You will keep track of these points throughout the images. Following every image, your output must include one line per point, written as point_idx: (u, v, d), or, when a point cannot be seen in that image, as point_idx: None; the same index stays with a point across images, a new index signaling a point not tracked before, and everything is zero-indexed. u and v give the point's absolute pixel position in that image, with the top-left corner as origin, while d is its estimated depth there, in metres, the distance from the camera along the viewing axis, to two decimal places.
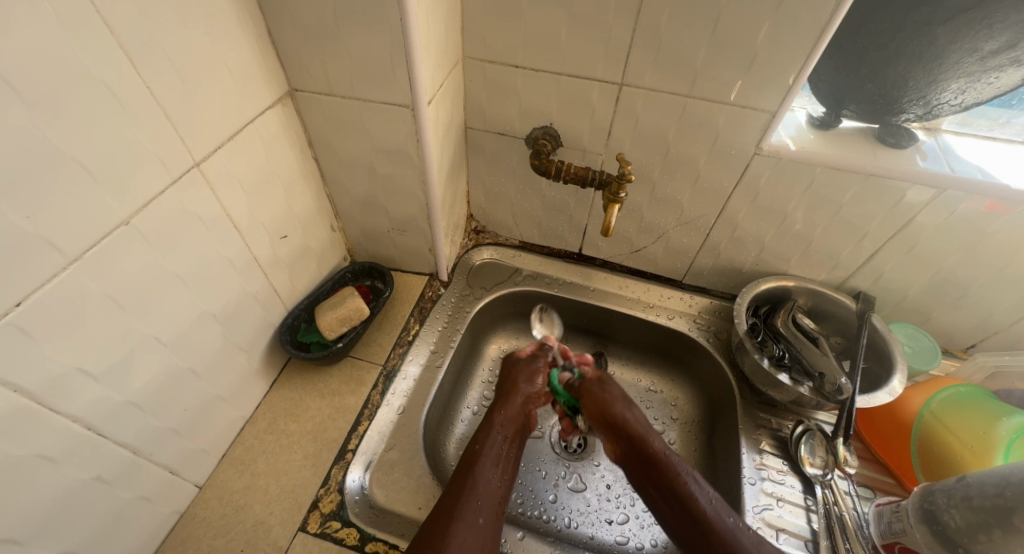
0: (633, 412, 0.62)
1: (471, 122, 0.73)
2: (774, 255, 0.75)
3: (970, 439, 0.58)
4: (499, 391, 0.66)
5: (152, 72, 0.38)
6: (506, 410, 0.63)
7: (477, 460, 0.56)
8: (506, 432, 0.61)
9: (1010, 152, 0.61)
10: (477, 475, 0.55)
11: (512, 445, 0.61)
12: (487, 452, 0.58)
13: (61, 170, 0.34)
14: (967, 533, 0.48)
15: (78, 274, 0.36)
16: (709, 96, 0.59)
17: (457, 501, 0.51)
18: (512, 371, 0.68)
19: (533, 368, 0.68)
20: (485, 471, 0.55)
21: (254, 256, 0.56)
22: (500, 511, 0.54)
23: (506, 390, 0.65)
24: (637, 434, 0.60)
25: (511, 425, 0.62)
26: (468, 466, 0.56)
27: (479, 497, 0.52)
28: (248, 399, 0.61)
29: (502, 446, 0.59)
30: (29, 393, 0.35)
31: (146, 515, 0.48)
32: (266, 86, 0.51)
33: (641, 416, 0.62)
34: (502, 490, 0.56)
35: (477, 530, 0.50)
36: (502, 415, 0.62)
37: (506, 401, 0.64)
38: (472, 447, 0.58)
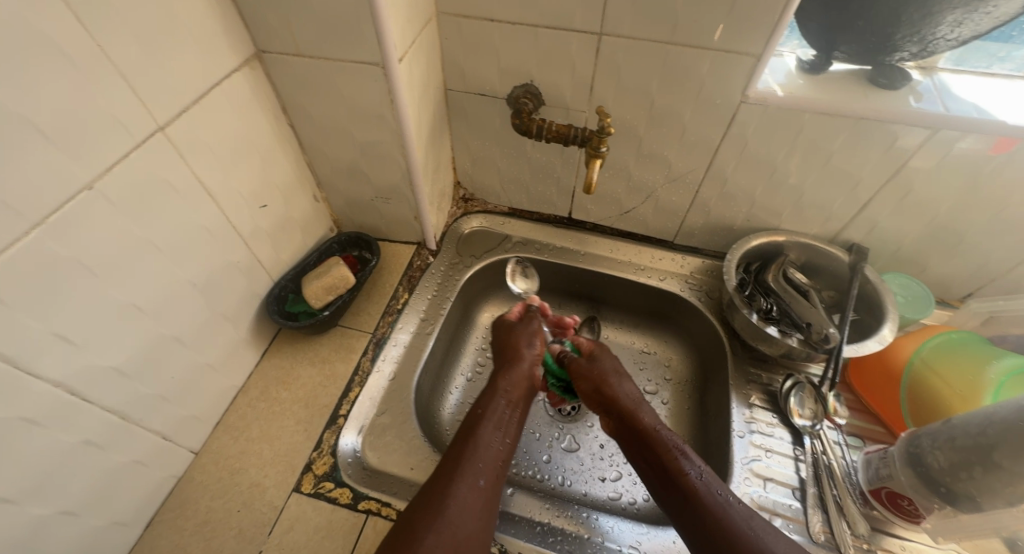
0: (620, 384, 0.63)
1: (451, 84, 0.71)
2: (765, 210, 0.73)
3: (960, 384, 0.58)
4: (503, 356, 0.66)
5: (104, 30, 0.37)
6: (510, 376, 0.63)
7: (479, 424, 0.56)
8: (510, 397, 0.61)
9: (1009, 88, 0.58)
10: (477, 437, 0.54)
11: (516, 410, 0.60)
12: (490, 415, 0.57)
13: (13, 131, 0.33)
14: (947, 472, 0.48)
15: (43, 238, 0.36)
16: (691, 42, 0.56)
17: (458, 463, 0.51)
18: (515, 336, 0.68)
19: (532, 332, 0.69)
20: (486, 435, 0.55)
21: (233, 226, 0.56)
22: (501, 473, 0.53)
23: (511, 356, 0.66)
24: (628, 405, 0.61)
25: (514, 391, 0.62)
26: (468, 431, 0.55)
27: (479, 459, 0.52)
28: (238, 368, 0.61)
29: (506, 412, 0.59)
30: (5, 356, 0.35)
31: (142, 479, 0.49)
32: (230, 48, 0.50)
33: (631, 388, 0.63)
34: (505, 452, 0.55)
35: (477, 490, 0.49)
36: (506, 382, 0.62)
37: (511, 367, 0.64)
38: (475, 412, 0.58)
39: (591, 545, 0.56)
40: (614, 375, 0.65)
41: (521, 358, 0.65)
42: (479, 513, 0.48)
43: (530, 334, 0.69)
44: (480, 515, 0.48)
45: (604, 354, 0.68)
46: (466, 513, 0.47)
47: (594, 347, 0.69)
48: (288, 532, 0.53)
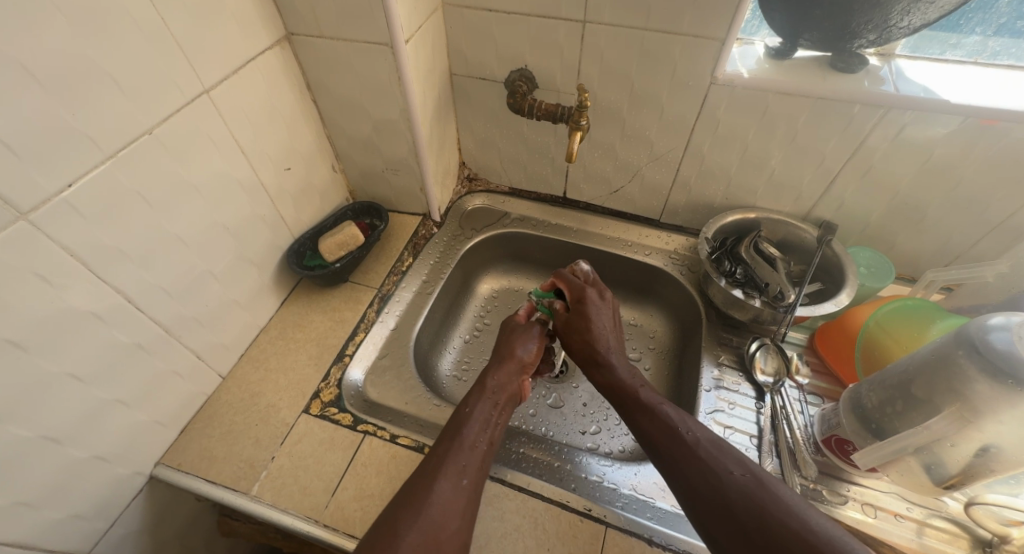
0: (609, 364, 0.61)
1: (455, 69, 0.79)
2: (741, 188, 0.79)
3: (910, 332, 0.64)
4: (496, 357, 0.66)
5: (168, 7, 0.47)
6: (499, 376, 0.62)
7: (464, 423, 0.55)
8: (497, 400, 0.59)
9: (960, 72, 0.63)
10: (461, 435, 0.54)
11: (503, 410, 0.59)
12: (475, 414, 0.56)
13: (98, 80, 0.43)
14: (878, 409, 0.55)
15: (114, 168, 0.45)
16: (663, 29, 0.64)
17: (441, 460, 0.51)
18: (511, 340, 0.69)
19: (529, 336, 0.69)
20: (471, 434, 0.54)
21: (262, 182, 0.65)
22: (484, 471, 0.52)
23: (503, 357, 0.66)
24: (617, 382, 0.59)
25: (501, 393, 0.61)
26: (454, 428, 0.54)
27: (462, 457, 0.51)
28: (261, 310, 0.71)
29: (491, 413, 0.58)
30: (82, 259, 0.45)
31: (179, 387, 0.59)
32: (264, 30, 0.60)
33: (626, 365, 0.61)
34: (489, 450, 0.54)
35: (459, 489, 0.49)
36: (494, 383, 0.61)
37: (500, 369, 0.63)
38: (461, 410, 0.57)
39: (559, 471, 0.63)
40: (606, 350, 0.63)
41: (516, 358, 0.66)
42: (461, 511, 0.47)
43: (522, 334, 0.69)
44: (463, 513, 0.48)
45: (576, 271, 0.73)
46: (447, 508, 0.47)
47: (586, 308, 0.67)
48: (297, 444, 0.61)
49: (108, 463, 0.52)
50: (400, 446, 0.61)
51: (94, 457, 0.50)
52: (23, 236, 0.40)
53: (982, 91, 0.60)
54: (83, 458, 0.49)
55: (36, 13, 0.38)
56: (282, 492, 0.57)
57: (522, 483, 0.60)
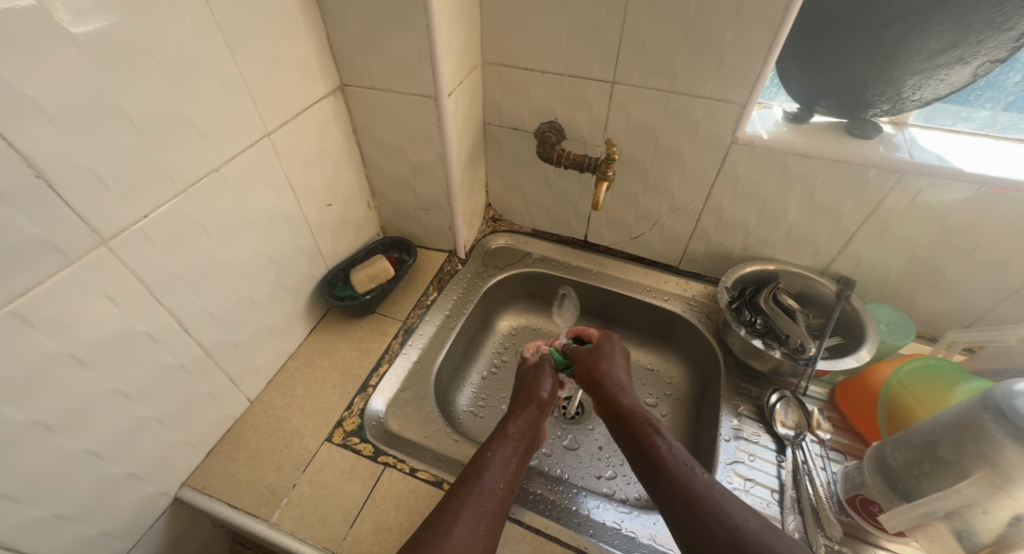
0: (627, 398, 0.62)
1: (488, 118, 0.85)
2: (759, 241, 0.81)
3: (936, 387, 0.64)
4: (517, 403, 0.67)
5: (244, 61, 0.53)
6: (521, 421, 0.63)
7: (484, 467, 0.55)
8: (517, 445, 0.60)
9: (971, 143, 0.67)
10: (482, 479, 0.54)
11: (522, 457, 0.59)
12: (495, 458, 0.57)
13: (181, 124, 0.47)
14: (904, 469, 0.54)
15: (184, 200, 0.50)
16: (686, 92, 0.69)
17: (461, 502, 0.51)
18: (528, 384, 0.70)
19: (542, 376, 0.70)
20: (490, 478, 0.54)
21: (305, 217, 0.69)
22: (502, 516, 0.52)
23: (523, 403, 0.66)
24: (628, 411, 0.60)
25: (522, 439, 0.61)
26: (473, 471, 0.55)
27: (481, 502, 0.51)
28: (292, 337, 0.73)
29: (510, 459, 0.58)
30: (145, 282, 0.48)
31: (210, 409, 0.60)
32: (321, 80, 0.66)
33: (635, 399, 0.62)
34: (507, 497, 0.54)
35: (477, 534, 0.48)
36: (516, 428, 0.62)
37: (523, 414, 0.64)
38: (482, 453, 0.58)
39: (577, 515, 0.62)
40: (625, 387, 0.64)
41: (536, 404, 0.66)
42: None
43: (542, 383, 0.70)
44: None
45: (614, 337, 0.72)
46: (465, 552, 0.46)
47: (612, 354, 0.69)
48: (319, 472, 0.62)
49: (140, 481, 0.53)
50: (419, 480, 0.62)
51: (129, 474, 0.51)
52: (100, 259, 0.43)
53: (994, 161, 0.63)
54: (119, 475, 0.50)
55: (140, 64, 0.43)
56: (302, 520, 0.58)
57: (539, 526, 0.60)
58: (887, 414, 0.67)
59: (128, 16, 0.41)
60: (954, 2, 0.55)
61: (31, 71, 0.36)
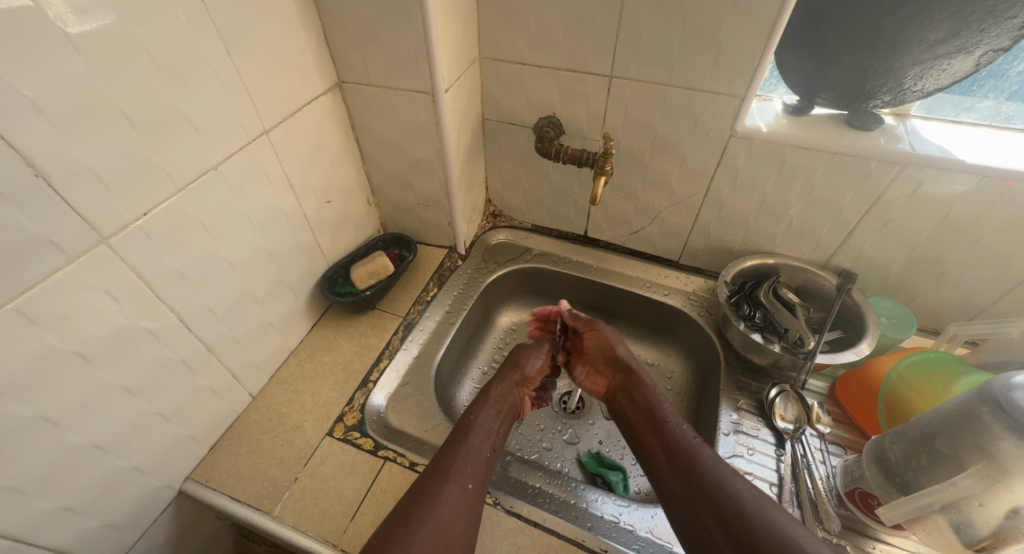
0: (681, 437, 0.58)
1: (487, 114, 0.85)
2: (759, 234, 0.81)
3: (939, 380, 0.64)
4: (500, 370, 0.70)
5: (241, 59, 0.53)
6: (501, 390, 0.66)
7: (469, 431, 0.58)
8: (499, 409, 0.63)
9: (973, 134, 0.66)
10: (467, 442, 0.56)
11: (503, 421, 0.62)
12: (478, 424, 0.59)
13: (178, 123, 0.48)
14: (902, 462, 0.54)
15: (183, 198, 0.50)
16: (685, 85, 0.68)
17: (449, 463, 0.53)
18: (519, 354, 0.74)
19: (536, 350, 0.74)
20: (476, 440, 0.57)
21: (305, 214, 0.70)
22: (487, 474, 0.55)
23: (506, 370, 0.70)
24: (684, 454, 0.56)
25: (503, 405, 0.64)
26: (460, 433, 0.57)
27: (468, 463, 0.54)
28: (294, 333, 0.74)
29: (493, 421, 0.61)
30: (146, 280, 0.49)
31: (212, 404, 0.61)
32: (319, 77, 0.66)
33: (690, 435, 0.58)
34: (490, 457, 0.57)
35: (465, 493, 0.51)
36: (497, 394, 0.65)
37: (503, 382, 0.67)
38: (465, 417, 0.60)
39: (575, 508, 0.63)
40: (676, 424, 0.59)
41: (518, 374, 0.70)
42: (466, 515, 0.50)
43: (538, 355, 0.74)
44: (467, 517, 0.50)
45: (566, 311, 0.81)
46: (455, 511, 0.49)
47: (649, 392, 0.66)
48: (320, 466, 0.63)
49: (144, 475, 0.54)
50: (418, 474, 0.62)
51: (134, 468, 0.52)
52: (101, 258, 0.44)
53: (997, 152, 0.63)
54: (123, 469, 0.51)
55: (137, 63, 0.43)
56: (304, 513, 0.58)
57: (537, 519, 0.61)
58: (885, 405, 0.66)
59: (125, 17, 0.42)
60: None
61: (31, 71, 0.37)
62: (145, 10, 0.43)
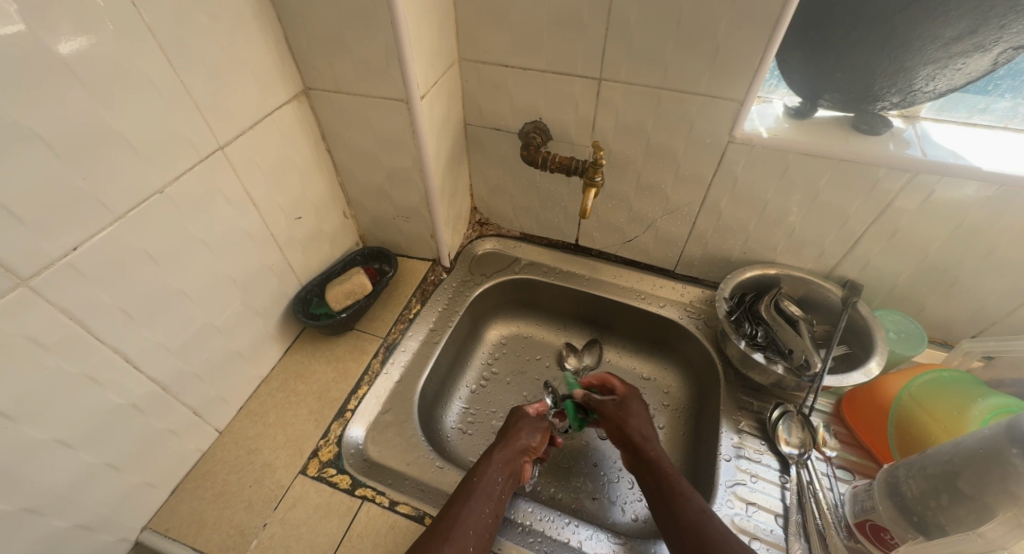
0: (693, 508, 0.53)
1: (469, 119, 0.79)
2: (760, 243, 0.76)
3: (957, 406, 0.59)
4: (502, 434, 0.64)
5: (186, 69, 0.48)
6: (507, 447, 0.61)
7: (471, 495, 0.54)
8: (503, 470, 0.58)
9: (988, 137, 0.61)
10: (467, 508, 0.53)
11: (507, 483, 0.58)
12: (479, 486, 0.55)
13: (110, 145, 0.43)
14: (920, 500, 0.50)
15: (122, 227, 0.45)
16: (679, 88, 0.63)
17: (447, 535, 0.50)
18: (519, 422, 0.65)
19: (537, 425, 0.65)
20: (476, 508, 0.53)
21: (272, 233, 0.64)
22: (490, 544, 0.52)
23: (511, 433, 0.63)
24: (694, 530, 0.51)
25: (509, 465, 0.59)
26: (460, 499, 0.54)
27: (467, 534, 0.50)
28: (264, 360, 0.69)
29: (497, 485, 0.57)
30: (81, 321, 0.43)
31: (171, 446, 0.56)
32: (281, 85, 0.60)
33: (702, 508, 0.53)
34: (494, 523, 0.53)
35: None
36: (502, 453, 0.60)
37: (508, 440, 0.62)
38: (467, 479, 0.56)
39: (568, 548, 0.58)
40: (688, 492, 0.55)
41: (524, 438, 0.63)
42: None
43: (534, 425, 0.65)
44: None
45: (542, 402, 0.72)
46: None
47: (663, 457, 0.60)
48: (291, 509, 0.58)
49: (92, 531, 0.49)
50: (398, 515, 0.58)
51: (77, 525, 0.47)
52: (22, 302, 0.39)
53: (1014, 157, 0.58)
54: (64, 528, 0.46)
55: (54, 80, 0.38)
56: None
57: None
58: (897, 430, 0.62)
59: (35, 27, 0.36)
60: None
61: None
62: (59, 16, 0.37)
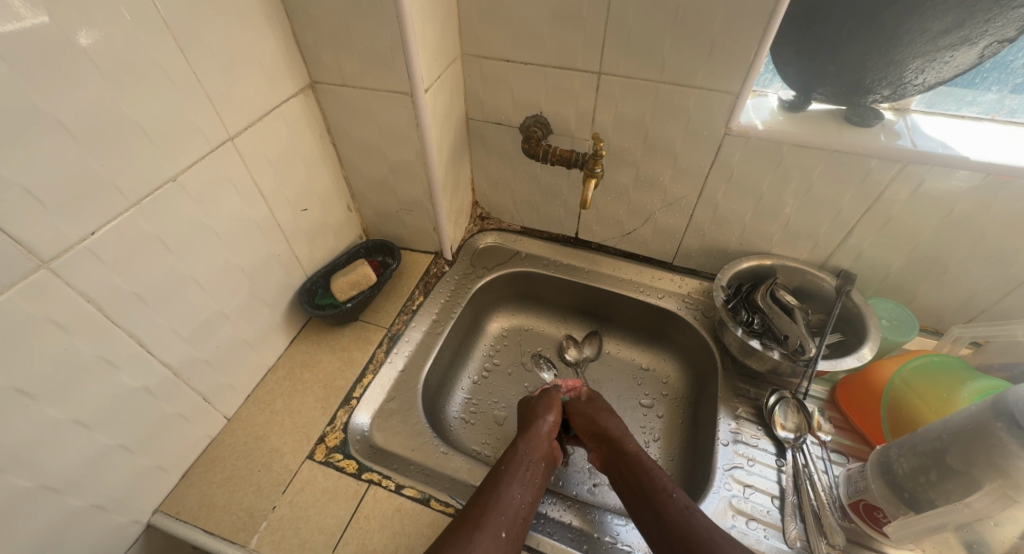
0: (677, 501, 0.55)
1: (471, 113, 0.81)
2: (756, 235, 0.78)
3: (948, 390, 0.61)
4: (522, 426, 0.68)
5: (198, 60, 0.49)
6: (541, 439, 0.65)
7: (505, 480, 0.57)
8: (532, 458, 0.62)
9: (976, 129, 0.63)
10: (504, 492, 0.56)
11: (538, 471, 0.61)
12: (514, 474, 0.58)
13: (128, 134, 0.44)
14: (909, 476, 0.52)
15: (137, 213, 0.46)
16: (678, 82, 0.65)
17: (483, 513, 0.53)
18: (536, 404, 0.71)
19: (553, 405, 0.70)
20: (512, 493, 0.56)
21: (279, 224, 0.66)
22: (523, 531, 0.54)
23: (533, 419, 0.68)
24: (681, 523, 0.53)
25: (538, 454, 0.63)
26: (495, 484, 0.57)
27: (502, 512, 0.54)
28: (271, 349, 0.70)
29: (529, 473, 0.60)
30: (99, 305, 0.45)
31: (182, 430, 0.57)
32: (288, 79, 0.62)
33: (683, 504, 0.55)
34: (527, 509, 0.56)
35: (497, 541, 0.51)
36: (528, 444, 0.63)
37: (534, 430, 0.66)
38: (502, 467, 0.59)
39: (570, 530, 0.60)
40: (671, 489, 0.57)
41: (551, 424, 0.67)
42: None
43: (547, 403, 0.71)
44: None
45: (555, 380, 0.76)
46: None
47: (641, 453, 0.63)
48: (300, 492, 0.59)
49: (106, 512, 0.50)
50: (404, 497, 0.59)
51: (92, 506, 0.49)
52: (42, 284, 0.40)
53: (1001, 148, 0.60)
54: (80, 507, 0.47)
55: (77, 70, 0.39)
56: (282, 545, 0.55)
57: (531, 543, 0.57)
58: (891, 411, 0.64)
59: (60, 19, 0.38)
60: None
61: None
62: (81, 9, 0.39)
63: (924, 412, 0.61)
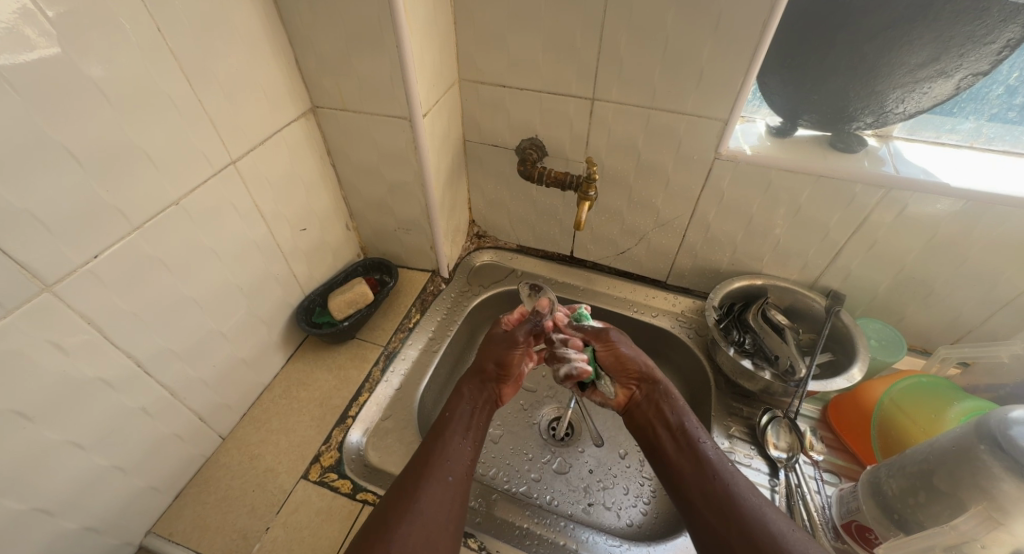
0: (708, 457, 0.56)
1: (468, 136, 0.83)
2: (747, 255, 0.80)
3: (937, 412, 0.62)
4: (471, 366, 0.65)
5: (203, 88, 0.50)
6: (490, 386, 0.63)
7: (447, 427, 0.57)
8: (475, 401, 0.61)
9: (955, 156, 0.65)
10: (452, 443, 0.55)
11: (482, 414, 0.61)
12: (456, 421, 0.58)
13: (134, 160, 0.45)
14: (898, 498, 0.53)
15: (140, 236, 0.47)
16: (668, 108, 0.67)
17: (424, 466, 0.52)
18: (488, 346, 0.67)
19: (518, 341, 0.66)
20: (455, 439, 0.56)
21: (278, 243, 0.67)
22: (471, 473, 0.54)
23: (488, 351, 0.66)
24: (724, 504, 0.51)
25: (481, 395, 0.62)
26: (436, 435, 0.56)
27: (450, 458, 0.54)
28: (267, 368, 0.70)
29: (472, 416, 0.60)
30: (99, 327, 0.45)
31: (177, 450, 0.57)
32: (291, 103, 0.63)
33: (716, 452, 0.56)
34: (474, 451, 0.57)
35: (447, 487, 0.51)
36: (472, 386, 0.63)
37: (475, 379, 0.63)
38: (443, 416, 0.59)
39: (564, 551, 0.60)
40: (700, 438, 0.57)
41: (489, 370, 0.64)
42: (449, 513, 0.50)
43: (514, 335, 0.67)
44: (450, 510, 0.50)
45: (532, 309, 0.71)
46: (433, 503, 0.49)
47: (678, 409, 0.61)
48: (293, 513, 0.59)
49: (98, 533, 0.50)
50: None
51: (85, 528, 0.49)
52: (46, 308, 0.41)
53: (980, 175, 0.62)
54: (72, 529, 0.47)
55: (87, 100, 0.41)
56: None
57: None
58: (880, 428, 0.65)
59: (71, 52, 0.39)
60: (932, 19, 0.54)
61: None
62: (93, 41, 0.40)
63: (915, 433, 0.62)
